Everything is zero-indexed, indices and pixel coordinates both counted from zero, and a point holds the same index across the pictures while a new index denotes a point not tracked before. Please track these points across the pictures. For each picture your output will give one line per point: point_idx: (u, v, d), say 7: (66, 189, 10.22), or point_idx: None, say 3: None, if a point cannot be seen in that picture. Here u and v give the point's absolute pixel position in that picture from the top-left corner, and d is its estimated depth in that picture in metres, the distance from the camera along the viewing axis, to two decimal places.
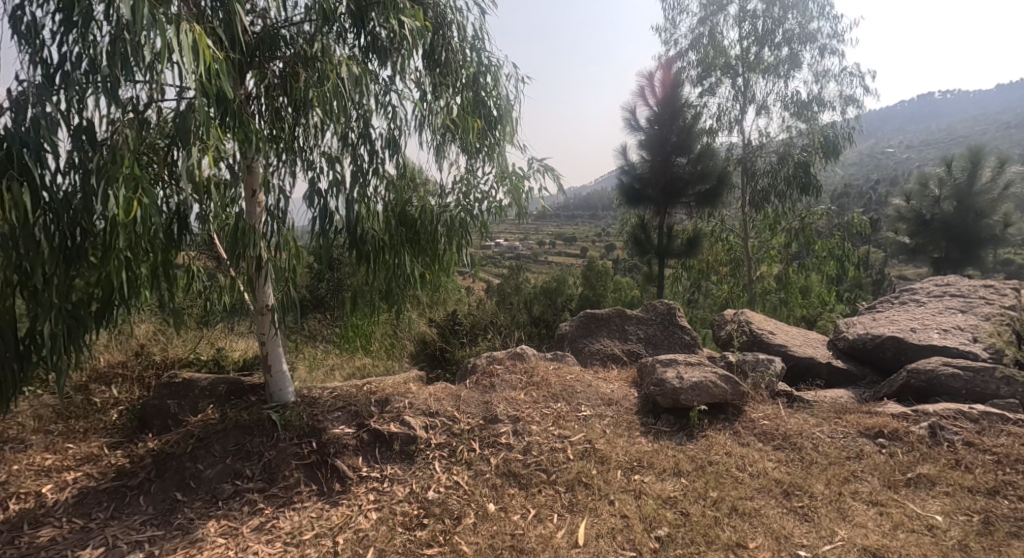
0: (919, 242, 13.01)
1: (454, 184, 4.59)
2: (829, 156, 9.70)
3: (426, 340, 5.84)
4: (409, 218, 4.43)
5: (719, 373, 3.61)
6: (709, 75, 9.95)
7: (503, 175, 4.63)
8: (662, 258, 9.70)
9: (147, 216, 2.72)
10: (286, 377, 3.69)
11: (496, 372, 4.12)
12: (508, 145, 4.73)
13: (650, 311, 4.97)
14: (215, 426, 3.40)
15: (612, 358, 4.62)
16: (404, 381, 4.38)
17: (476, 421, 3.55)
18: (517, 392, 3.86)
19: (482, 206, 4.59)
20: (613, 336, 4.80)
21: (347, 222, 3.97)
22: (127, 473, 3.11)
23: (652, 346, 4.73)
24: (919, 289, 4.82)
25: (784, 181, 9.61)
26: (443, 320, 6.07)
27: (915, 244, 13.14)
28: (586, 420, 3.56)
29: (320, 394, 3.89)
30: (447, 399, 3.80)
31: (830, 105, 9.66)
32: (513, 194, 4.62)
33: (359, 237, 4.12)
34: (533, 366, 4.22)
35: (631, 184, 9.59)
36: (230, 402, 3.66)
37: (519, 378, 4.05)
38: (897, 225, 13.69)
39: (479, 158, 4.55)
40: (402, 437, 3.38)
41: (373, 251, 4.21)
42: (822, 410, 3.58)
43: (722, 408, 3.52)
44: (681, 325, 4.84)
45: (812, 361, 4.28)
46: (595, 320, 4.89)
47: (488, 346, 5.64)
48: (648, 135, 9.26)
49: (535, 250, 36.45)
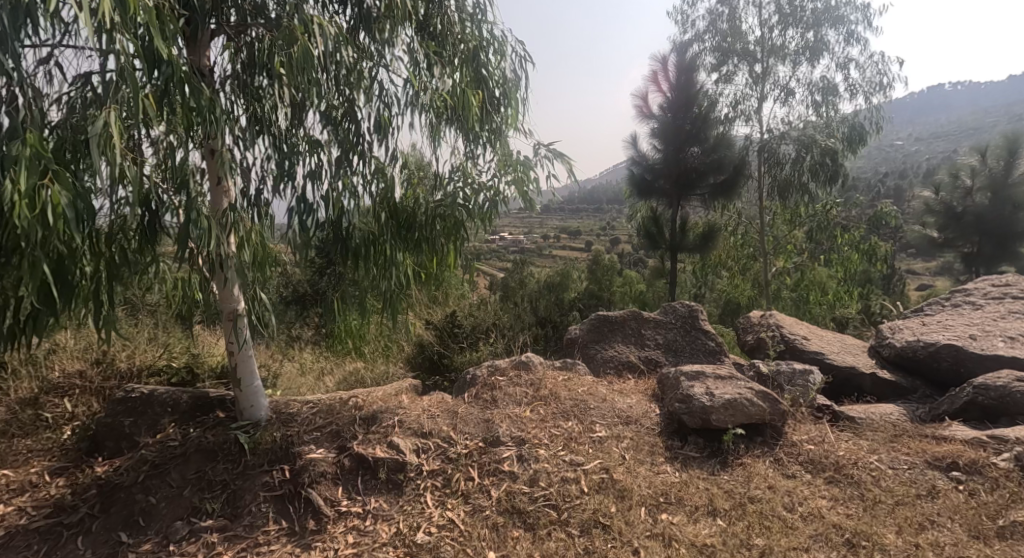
0: (949, 235, 12.56)
1: (453, 172, 4.13)
2: (854, 147, 9.17)
3: (422, 344, 5.36)
4: (401, 211, 3.95)
5: (756, 389, 3.13)
6: (726, 61, 9.43)
7: (506, 162, 4.15)
8: (674, 254, 9.18)
9: (64, 203, 2.23)
10: (259, 392, 3.23)
11: (498, 383, 3.66)
12: (512, 130, 4.26)
13: (669, 312, 4.49)
14: (174, 450, 2.94)
15: (628, 367, 4.14)
16: (395, 393, 3.92)
17: (475, 443, 3.09)
18: (522, 408, 3.39)
19: (483, 198, 4.13)
20: (628, 340, 4.34)
21: (331, 215, 3.50)
22: (66, 507, 2.66)
23: (672, 354, 4.25)
24: (974, 290, 4.32)
25: (807, 172, 9.06)
26: (441, 321, 5.56)
27: (944, 238, 12.66)
28: (602, 442, 3.09)
29: (299, 409, 3.43)
30: (442, 416, 3.35)
31: (854, 94, 9.10)
32: (519, 184, 4.14)
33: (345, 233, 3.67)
34: (540, 377, 3.74)
35: (643, 175, 9.10)
36: (194, 420, 3.20)
37: (524, 390, 3.58)
38: (924, 218, 13.20)
39: (478, 144, 4.10)
40: (389, 463, 2.93)
41: (360, 248, 3.76)
42: (873, 430, 3.11)
43: (759, 429, 3.05)
44: (704, 329, 4.34)
45: (854, 371, 3.80)
46: (608, 323, 4.41)
47: (491, 350, 5.14)
48: (661, 123, 8.77)
49: (540, 242, 35.95)
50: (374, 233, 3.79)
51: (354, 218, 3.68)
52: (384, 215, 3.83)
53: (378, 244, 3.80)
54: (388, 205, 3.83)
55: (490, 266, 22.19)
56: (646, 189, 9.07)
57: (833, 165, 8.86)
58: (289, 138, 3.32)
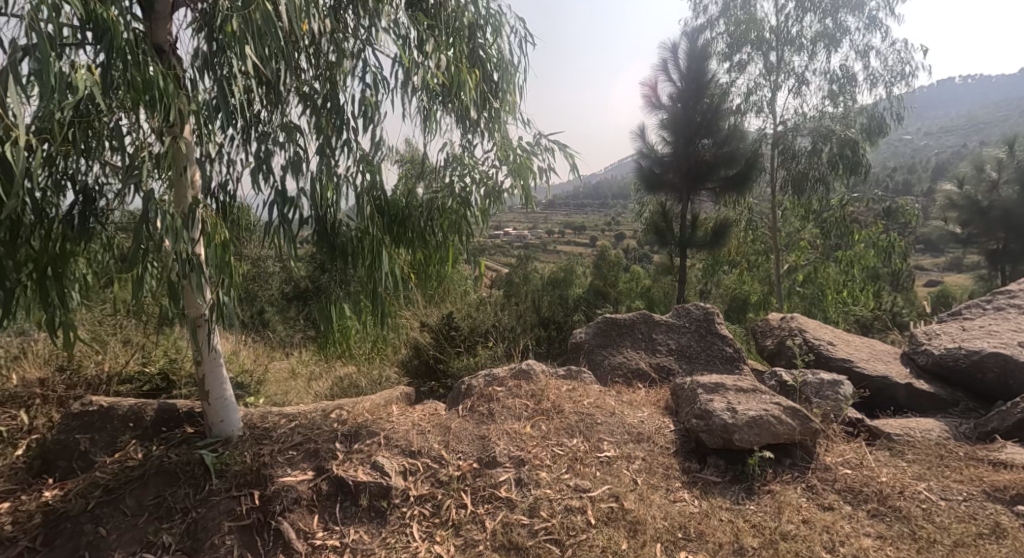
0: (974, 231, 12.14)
1: (448, 162, 3.80)
2: (873, 139, 8.76)
3: (418, 347, 5.01)
4: (393, 204, 3.61)
5: (784, 404, 2.79)
6: (738, 49, 9.06)
7: (506, 151, 3.82)
8: (684, 250, 8.80)
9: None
10: (229, 406, 2.91)
11: (496, 394, 3.33)
12: (511, 117, 3.94)
13: (682, 315, 4.15)
14: (131, 472, 2.62)
15: (638, 375, 3.81)
16: (385, 403, 3.60)
17: (468, 464, 2.77)
18: (522, 423, 3.06)
19: (482, 191, 3.80)
20: (638, 345, 4.01)
21: (314, 209, 3.16)
22: (4, 540, 2.34)
23: (686, 361, 3.91)
24: (1018, 291, 3.97)
25: (825, 165, 8.68)
26: (437, 322, 5.19)
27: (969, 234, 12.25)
28: (610, 464, 2.77)
29: (276, 424, 3.11)
30: (433, 432, 3.03)
31: (874, 83, 8.70)
32: (519, 176, 3.80)
33: (329, 227, 3.34)
34: (542, 387, 3.41)
35: (651, 168, 8.74)
36: (158, 436, 2.89)
37: (524, 402, 3.25)
38: (948, 213, 12.78)
39: (475, 133, 3.79)
40: (371, 488, 2.61)
41: (348, 244, 3.42)
42: (915, 451, 2.78)
43: (788, 450, 2.71)
44: (721, 333, 3.99)
45: (887, 381, 3.47)
46: (617, 326, 4.08)
47: (491, 356, 4.77)
48: (672, 114, 8.39)
49: (545, 238, 35.53)
50: (364, 229, 3.44)
51: (339, 212, 3.34)
52: (375, 208, 3.48)
53: (367, 241, 3.45)
54: (379, 197, 3.49)
55: (494, 262, 21.83)
56: (655, 182, 8.71)
57: (853, 156, 8.51)
58: (266, 122, 2.99)
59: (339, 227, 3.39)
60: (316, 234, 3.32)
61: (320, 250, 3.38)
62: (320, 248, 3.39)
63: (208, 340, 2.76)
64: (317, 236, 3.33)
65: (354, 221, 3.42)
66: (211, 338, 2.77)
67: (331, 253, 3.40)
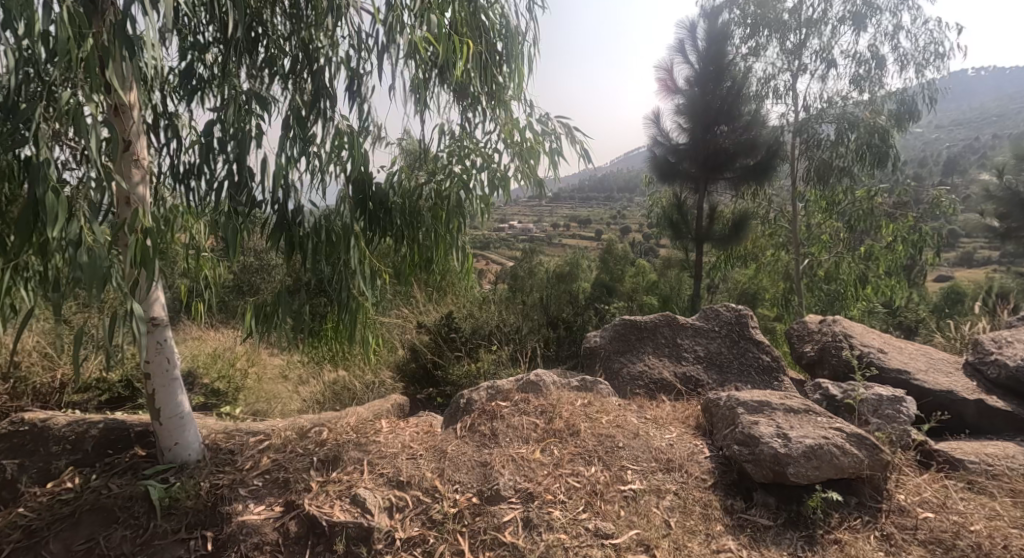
0: (1011, 225, 11.59)
1: (446, 144, 3.37)
2: (904, 126, 8.18)
3: (415, 350, 4.54)
4: (372, 192, 3.06)
5: (846, 430, 2.32)
6: (757, 33, 8.53)
7: (510, 131, 3.34)
8: (700, 244, 8.27)
9: None
10: (186, 426, 2.46)
11: (500, 411, 2.86)
12: (519, 92, 3.45)
13: (710, 318, 3.67)
14: (61, 509, 2.18)
15: (661, 386, 3.38)
16: (372, 418, 3.14)
17: (467, 499, 2.32)
18: (530, 448, 2.60)
19: (480, 177, 3.35)
20: (661, 352, 3.57)
21: (274, 194, 2.71)
22: None
23: (716, 370, 3.45)
24: None
25: (852, 154, 8.14)
26: (437, 322, 4.72)
27: (1006, 228, 11.69)
28: (638, 500, 2.31)
29: (243, 446, 2.66)
30: (427, 458, 2.57)
31: (905, 66, 8.12)
32: (523, 159, 3.31)
33: (289, 218, 2.81)
34: (553, 402, 2.96)
35: (665, 157, 8.27)
36: (102, 461, 2.45)
37: (532, 421, 2.79)
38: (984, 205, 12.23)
39: (476, 111, 3.35)
40: (350, 530, 2.16)
41: (307, 237, 2.88)
42: (1007, 488, 2.32)
43: (852, 487, 2.25)
44: (756, 339, 3.50)
45: (953, 396, 3.00)
46: (635, 330, 3.64)
47: (495, 360, 4.29)
48: (687, 99, 7.88)
49: (550, 231, 35.03)
50: (333, 220, 2.94)
51: (303, 199, 2.85)
52: (350, 195, 3.00)
53: (338, 231, 2.91)
54: (355, 183, 3.00)
55: (498, 255, 21.28)
56: (669, 172, 8.23)
57: (883, 146, 7.90)
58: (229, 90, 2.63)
59: (300, 218, 2.85)
60: (273, 224, 2.78)
61: (275, 244, 2.82)
62: (276, 242, 2.84)
63: (163, 349, 2.37)
64: (274, 227, 2.79)
65: (321, 210, 2.89)
66: (166, 346, 2.38)
67: (287, 248, 2.83)
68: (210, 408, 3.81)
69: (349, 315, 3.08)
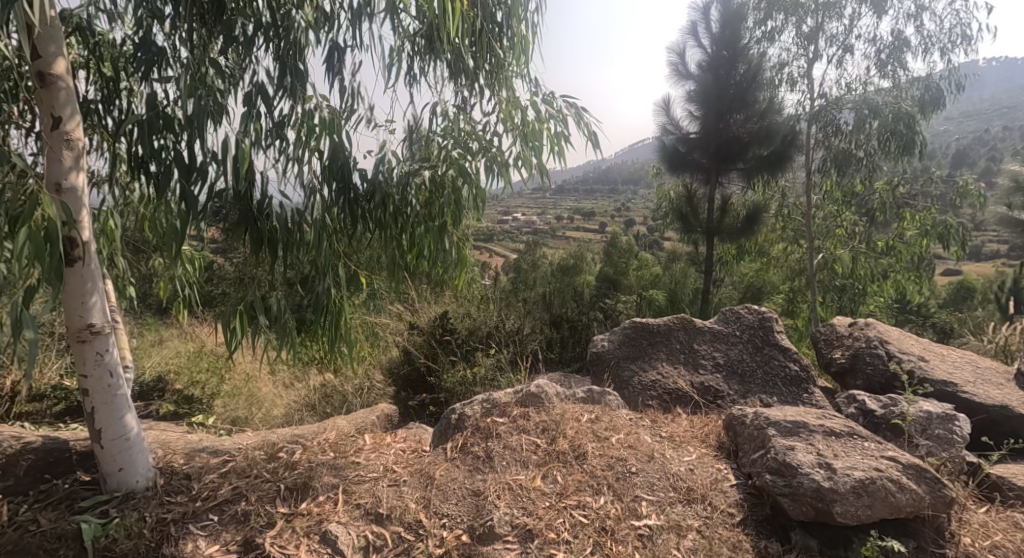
0: None
1: (440, 126, 3.02)
2: (928, 113, 7.75)
3: (407, 353, 4.20)
4: (354, 182, 2.69)
5: (901, 460, 1.98)
6: (771, 16, 8.06)
7: (510, 111, 2.96)
8: (711, 238, 7.87)
9: None
10: (133, 450, 2.13)
11: (496, 428, 2.53)
12: (521, 70, 3.10)
13: (731, 321, 3.32)
14: None
15: (676, 398, 3.06)
16: (353, 435, 2.81)
17: (455, 537, 1.99)
18: (531, 473, 2.27)
19: (477, 164, 3.00)
20: (676, 359, 3.23)
21: (237, 181, 2.36)
22: None
23: (738, 380, 3.11)
24: None
25: (875, 143, 7.71)
26: (430, 323, 4.38)
27: None
28: (654, 539, 1.98)
29: (201, 470, 2.34)
30: (411, 485, 2.24)
31: (929, 48, 7.68)
32: (524, 144, 2.96)
33: (256, 208, 2.45)
34: (555, 417, 2.62)
35: (675, 147, 7.90)
36: (36, 489, 2.14)
37: (532, 440, 2.46)
38: (1006, 198, 11.82)
39: (473, 90, 3.02)
40: None
41: (278, 232, 2.51)
42: None
43: (910, 528, 1.91)
44: (782, 345, 3.15)
45: (1009, 413, 2.67)
46: (646, 334, 3.31)
47: (494, 364, 3.95)
48: (699, 85, 7.47)
49: (553, 223, 34.69)
50: (308, 215, 2.58)
51: (271, 187, 2.49)
52: (327, 184, 2.64)
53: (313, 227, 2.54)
54: (334, 171, 2.65)
55: (500, 248, 20.94)
56: (679, 162, 7.85)
57: (908, 133, 7.45)
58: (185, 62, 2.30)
59: (268, 209, 2.49)
60: (237, 216, 2.41)
61: (241, 240, 2.45)
62: (242, 238, 2.46)
63: (103, 361, 2.04)
64: (239, 219, 2.42)
65: (292, 202, 2.53)
66: (108, 358, 2.06)
67: (254, 243, 2.46)
68: (182, 417, 3.49)
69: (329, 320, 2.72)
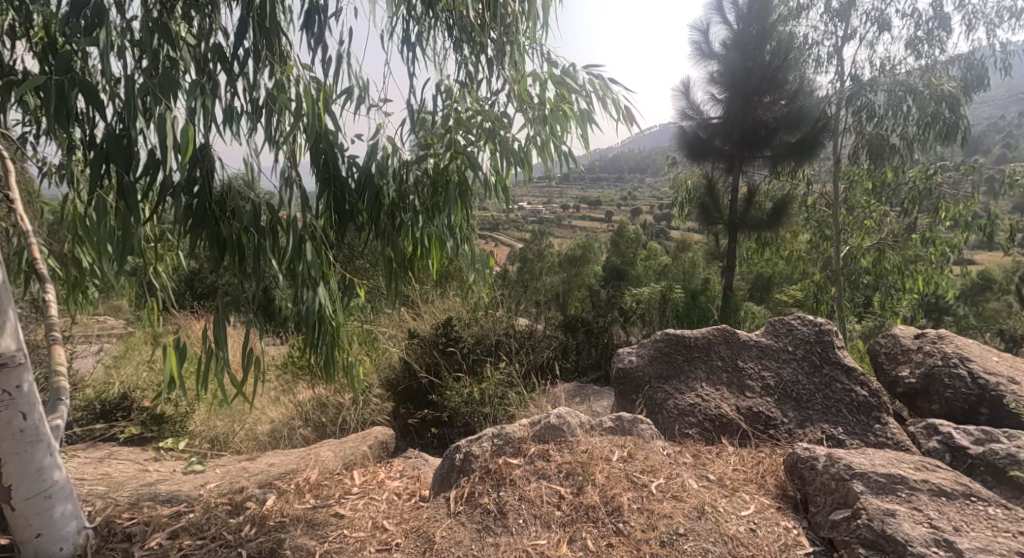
0: None
1: (443, 106, 2.53)
2: (972, 94, 7.14)
3: (407, 364, 3.76)
4: (342, 173, 2.16)
5: None
6: None
7: (524, 87, 2.47)
8: (734, 231, 7.33)
9: None
10: (63, 506, 1.69)
11: (510, 473, 2.08)
12: (535, 41, 2.63)
13: (781, 333, 2.85)
14: None
15: (720, 427, 2.60)
16: (337, 474, 2.36)
17: None
18: (554, 537, 1.82)
19: (486, 152, 2.53)
20: (717, 379, 2.76)
21: (190, 167, 1.75)
22: None
23: (793, 405, 2.64)
24: None
25: (913, 127, 7.10)
26: (432, 331, 3.92)
27: None
28: None
29: (146, 529, 1.89)
30: (405, 551, 1.80)
31: (973, 23, 7.07)
32: (539, 129, 2.48)
33: (218, 204, 1.81)
34: (580, 457, 2.17)
35: (696, 133, 7.36)
36: None
37: (553, 490, 2.01)
38: None
39: (482, 65, 2.55)
40: None
41: (248, 235, 1.88)
42: None
43: None
44: (844, 364, 2.69)
45: None
46: (681, 348, 2.85)
47: (503, 378, 3.51)
48: (724, 65, 6.89)
49: (558, 212, 34.26)
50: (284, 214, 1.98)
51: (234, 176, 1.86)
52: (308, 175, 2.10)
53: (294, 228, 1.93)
54: (318, 158, 2.10)
55: (504, 239, 20.48)
56: (700, 149, 7.32)
57: (952, 117, 6.80)
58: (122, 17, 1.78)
59: (236, 205, 1.87)
60: (193, 214, 1.78)
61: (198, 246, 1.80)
62: (200, 244, 1.82)
63: (17, 399, 1.57)
64: (195, 219, 1.79)
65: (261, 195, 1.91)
66: (23, 394, 1.59)
67: (215, 253, 1.82)
68: (149, 442, 3.07)
69: (319, 343, 2.13)
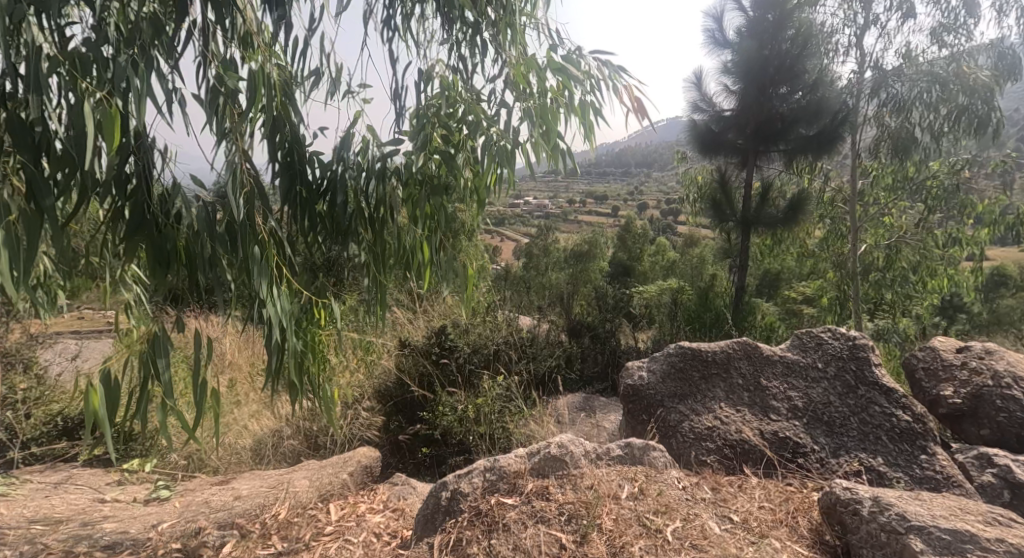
0: None
1: (429, 93, 2.23)
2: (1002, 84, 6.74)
3: (399, 376, 3.48)
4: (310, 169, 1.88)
5: None
6: None
7: (523, 70, 2.16)
8: (748, 228, 6.97)
9: None
10: None
11: (504, 516, 1.81)
12: (534, 19, 2.32)
13: (810, 347, 2.55)
14: None
15: (742, 455, 2.32)
16: (310, 509, 2.09)
17: None
18: None
19: (479, 144, 2.23)
20: (738, 400, 2.46)
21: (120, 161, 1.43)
22: None
23: (825, 430, 2.35)
24: None
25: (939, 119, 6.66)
26: (425, 340, 3.64)
27: None
28: None
29: None
30: None
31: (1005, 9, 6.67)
32: (539, 119, 2.18)
33: (157, 207, 1.50)
34: (583, 495, 1.89)
35: (708, 125, 6.99)
36: None
37: (553, 537, 1.73)
38: None
39: (475, 46, 2.24)
40: None
41: (196, 244, 1.57)
42: None
43: None
44: (882, 384, 2.39)
45: None
46: (698, 363, 2.56)
47: (501, 392, 3.23)
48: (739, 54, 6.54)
49: (564, 207, 33.88)
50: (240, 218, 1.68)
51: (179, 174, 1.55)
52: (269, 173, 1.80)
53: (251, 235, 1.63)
54: (281, 152, 1.81)
55: (510, 234, 20.17)
56: (712, 142, 6.96)
57: (983, 109, 6.38)
58: None
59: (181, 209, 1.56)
60: (126, 219, 1.47)
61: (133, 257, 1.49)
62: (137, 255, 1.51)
63: None
64: (129, 225, 1.47)
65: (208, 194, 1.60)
66: None
67: (155, 266, 1.51)
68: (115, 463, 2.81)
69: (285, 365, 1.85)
